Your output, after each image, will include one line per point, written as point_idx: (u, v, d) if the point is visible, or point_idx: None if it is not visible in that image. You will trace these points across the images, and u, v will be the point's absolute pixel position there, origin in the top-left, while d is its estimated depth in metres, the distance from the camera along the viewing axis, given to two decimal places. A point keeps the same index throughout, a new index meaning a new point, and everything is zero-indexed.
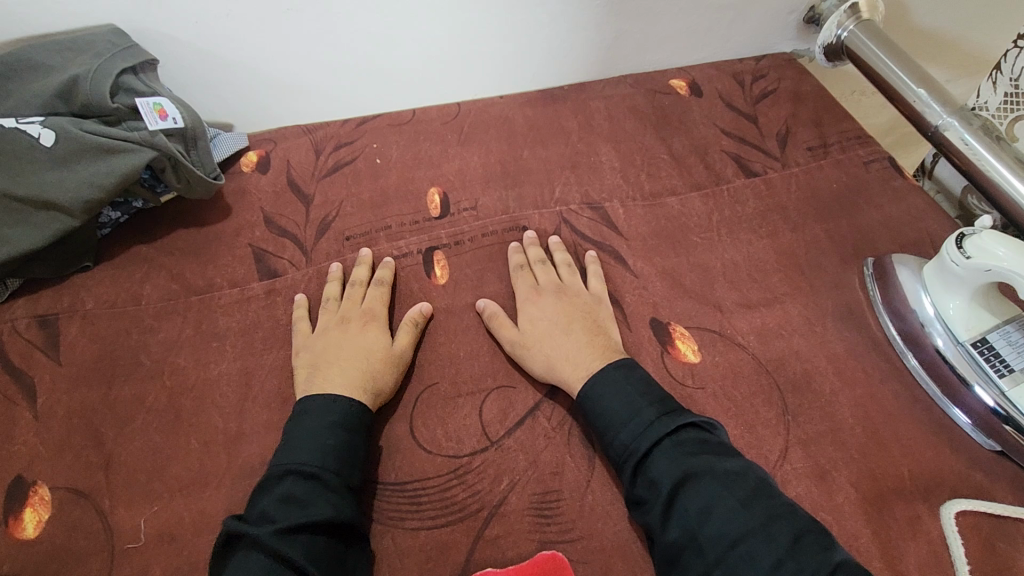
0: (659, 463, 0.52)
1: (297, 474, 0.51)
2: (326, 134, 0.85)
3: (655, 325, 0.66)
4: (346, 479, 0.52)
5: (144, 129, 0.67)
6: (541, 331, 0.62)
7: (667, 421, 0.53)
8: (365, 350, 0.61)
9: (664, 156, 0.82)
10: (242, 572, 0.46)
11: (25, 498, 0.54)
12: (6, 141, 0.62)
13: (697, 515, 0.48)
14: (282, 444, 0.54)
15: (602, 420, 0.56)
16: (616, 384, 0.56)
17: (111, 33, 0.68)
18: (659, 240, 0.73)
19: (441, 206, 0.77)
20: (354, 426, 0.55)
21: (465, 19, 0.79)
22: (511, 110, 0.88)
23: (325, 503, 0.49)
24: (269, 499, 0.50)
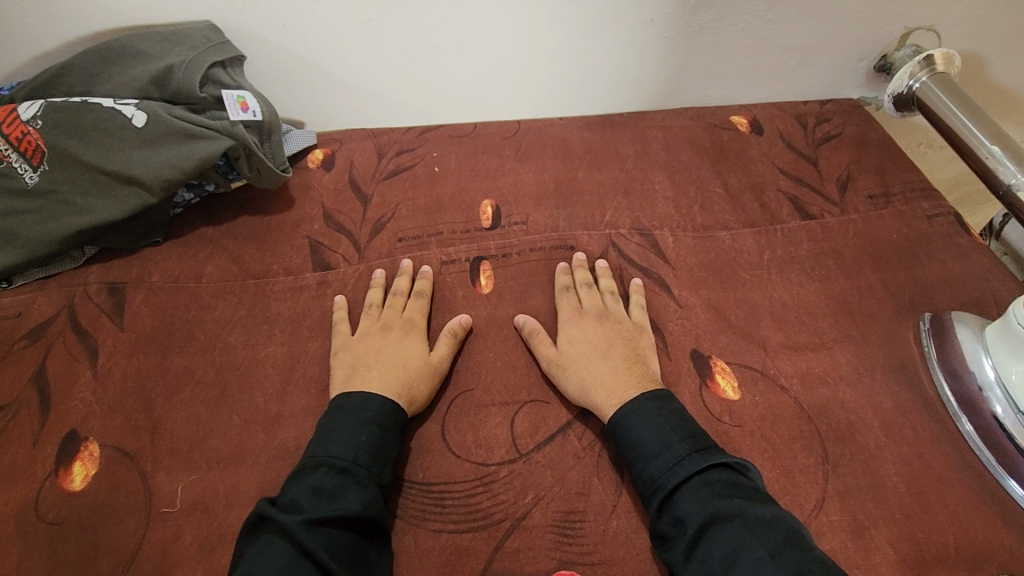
0: (687, 502, 0.51)
1: (330, 467, 0.52)
2: (390, 139, 0.88)
3: (695, 357, 0.65)
4: (376, 475, 0.53)
5: (225, 120, 0.71)
6: (580, 353, 0.63)
7: (700, 459, 0.53)
8: (404, 356, 0.62)
9: (718, 191, 0.81)
10: (266, 556, 0.47)
11: (76, 452, 0.57)
12: (104, 119, 0.68)
13: (725, 559, 0.47)
14: (318, 436, 0.55)
15: (630, 452, 0.55)
16: (650, 417, 0.56)
17: (208, 29, 0.73)
18: (707, 273, 0.72)
19: (493, 218, 0.78)
20: (388, 424, 0.56)
21: (535, 41, 0.82)
22: (570, 132, 0.89)
23: (350, 499, 0.50)
24: (301, 488, 0.51)
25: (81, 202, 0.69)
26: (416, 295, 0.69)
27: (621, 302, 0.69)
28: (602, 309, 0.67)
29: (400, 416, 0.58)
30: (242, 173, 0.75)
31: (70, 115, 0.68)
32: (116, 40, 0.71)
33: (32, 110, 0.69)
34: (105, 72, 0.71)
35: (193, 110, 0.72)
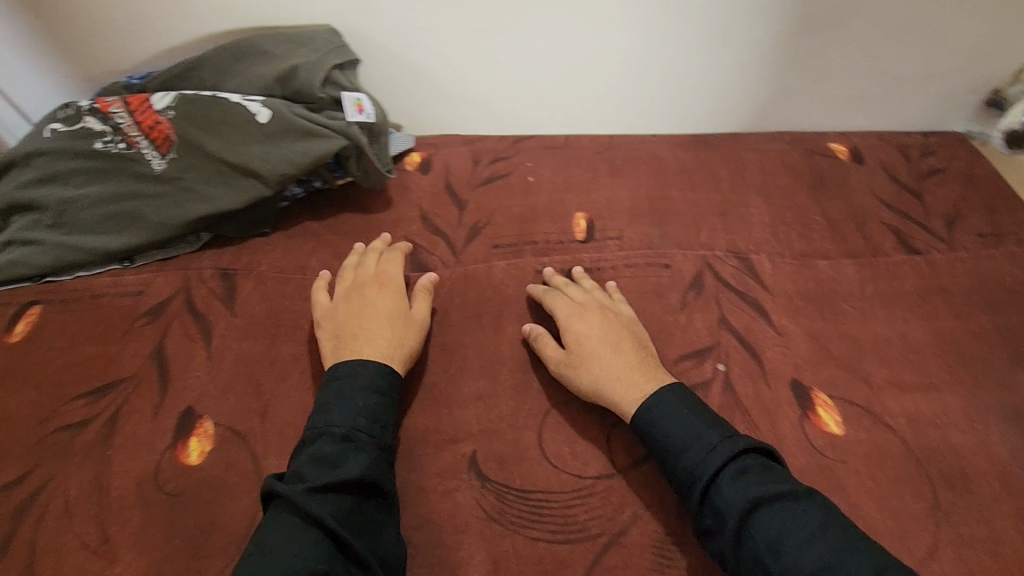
0: (726, 491, 0.50)
1: (329, 435, 0.54)
2: (484, 146, 0.89)
3: (796, 388, 0.64)
4: (376, 438, 0.55)
5: (340, 120, 0.74)
6: (587, 349, 0.62)
7: (731, 445, 0.52)
8: (388, 317, 0.64)
9: (818, 218, 0.80)
10: (280, 526, 0.48)
11: (192, 428, 0.60)
12: (230, 114, 0.72)
13: (768, 548, 0.47)
14: (316, 408, 0.57)
15: (659, 447, 0.55)
16: (674, 406, 0.56)
17: (330, 33, 0.77)
18: (807, 302, 0.71)
19: (587, 231, 0.78)
20: (382, 388, 0.58)
21: (634, 58, 0.84)
22: (663, 149, 0.89)
23: (348, 465, 0.52)
24: (303, 459, 0.53)
25: (202, 191, 0.72)
26: (386, 260, 0.72)
27: (607, 296, 0.69)
28: (599, 304, 0.67)
29: (393, 376, 0.60)
30: (349, 171, 0.78)
31: (201, 109, 0.72)
32: (246, 39, 0.75)
33: (166, 100, 0.73)
34: (234, 69, 0.75)
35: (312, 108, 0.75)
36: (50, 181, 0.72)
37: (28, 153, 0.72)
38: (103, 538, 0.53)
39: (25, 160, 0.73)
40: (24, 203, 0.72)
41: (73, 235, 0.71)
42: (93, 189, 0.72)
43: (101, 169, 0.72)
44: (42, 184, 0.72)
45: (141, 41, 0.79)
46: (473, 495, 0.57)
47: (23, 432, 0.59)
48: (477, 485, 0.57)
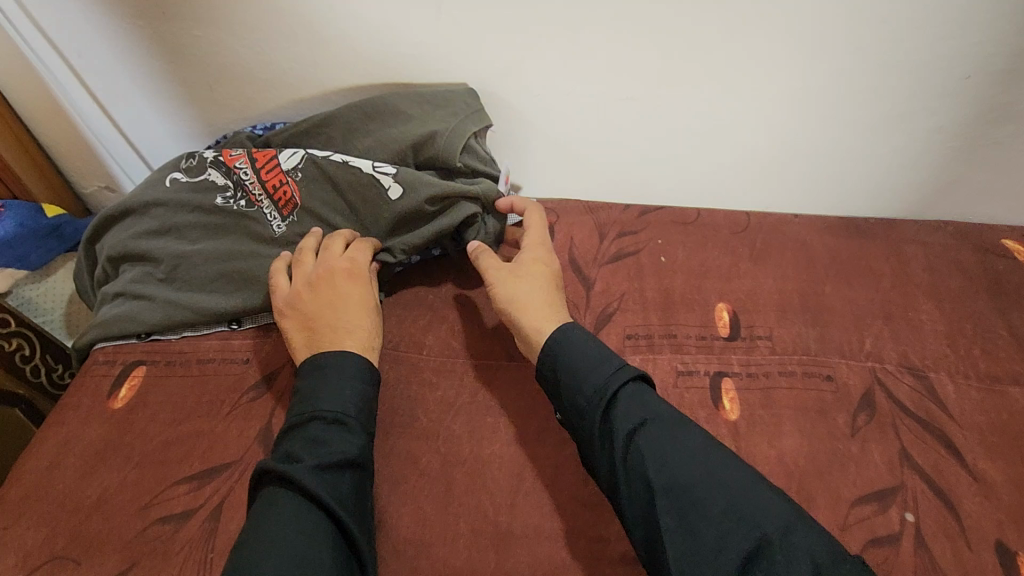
0: (624, 408, 0.51)
1: (320, 419, 0.51)
2: (610, 216, 0.82)
3: (1004, 553, 0.54)
4: (367, 423, 0.53)
5: (479, 185, 0.68)
6: (528, 272, 0.63)
7: (631, 370, 0.53)
8: (359, 307, 0.60)
9: (1002, 332, 0.69)
10: (276, 514, 0.45)
11: None
12: (361, 183, 0.67)
13: (655, 462, 0.47)
14: (298, 390, 0.54)
15: (568, 369, 0.54)
16: (583, 340, 0.56)
17: (467, 96, 0.72)
18: (1004, 440, 0.61)
19: (731, 325, 0.70)
20: (371, 376, 0.56)
21: (788, 133, 0.76)
22: (810, 234, 0.80)
23: (342, 445, 0.50)
24: (292, 442, 0.50)
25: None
26: (353, 244, 0.65)
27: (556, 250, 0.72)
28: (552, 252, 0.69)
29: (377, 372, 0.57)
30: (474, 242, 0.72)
31: (331, 178, 0.68)
32: (380, 101, 0.70)
33: (294, 160, 0.69)
34: (365, 129, 0.70)
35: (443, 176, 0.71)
36: (166, 233, 0.68)
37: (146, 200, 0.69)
38: None
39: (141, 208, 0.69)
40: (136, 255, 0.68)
41: (182, 293, 0.66)
42: (208, 245, 0.68)
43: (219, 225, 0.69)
44: (156, 235, 0.68)
45: (267, 87, 0.76)
46: None
47: (121, 520, 0.54)
48: None
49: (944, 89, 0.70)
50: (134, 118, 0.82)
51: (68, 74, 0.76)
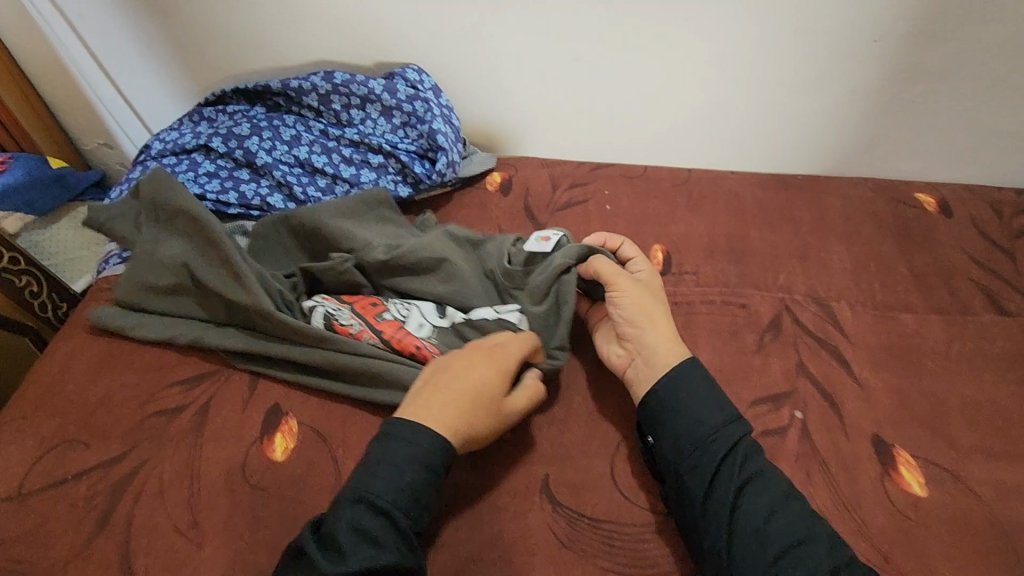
0: (743, 460, 0.54)
1: (369, 505, 0.49)
2: (564, 171, 0.90)
3: (877, 445, 0.62)
4: (414, 522, 0.49)
5: (554, 263, 0.66)
6: (656, 299, 0.65)
7: (744, 424, 0.56)
8: (478, 391, 0.55)
9: (904, 271, 0.78)
10: None
11: (278, 425, 0.62)
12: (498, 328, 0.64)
13: (763, 514, 0.51)
14: (359, 468, 0.51)
15: (687, 400, 0.57)
16: (699, 386, 0.58)
17: (416, 71, 0.82)
18: (890, 356, 0.70)
19: (664, 263, 0.79)
20: (439, 464, 0.51)
21: (721, 92, 0.84)
22: (742, 188, 0.88)
23: (387, 547, 0.47)
24: (340, 526, 0.48)
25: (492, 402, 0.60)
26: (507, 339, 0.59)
27: None
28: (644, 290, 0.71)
29: (450, 456, 0.52)
30: (436, 166, 0.80)
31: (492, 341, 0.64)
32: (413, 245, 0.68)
33: (425, 330, 0.65)
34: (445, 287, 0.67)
35: (409, 109, 0.80)
36: (230, 270, 0.65)
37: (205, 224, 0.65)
38: (192, 523, 0.56)
39: (212, 233, 0.65)
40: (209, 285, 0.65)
41: (221, 337, 0.66)
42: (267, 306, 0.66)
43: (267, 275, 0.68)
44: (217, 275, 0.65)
45: (248, 48, 0.85)
46: (545, 519, 0.57)
47: (122, 413, 0.63)
48: (548, 508, 0.57)
49: (858, 53, 0.78)
50: (132, 77, 0.90)
51: (70, 33, 0.85)
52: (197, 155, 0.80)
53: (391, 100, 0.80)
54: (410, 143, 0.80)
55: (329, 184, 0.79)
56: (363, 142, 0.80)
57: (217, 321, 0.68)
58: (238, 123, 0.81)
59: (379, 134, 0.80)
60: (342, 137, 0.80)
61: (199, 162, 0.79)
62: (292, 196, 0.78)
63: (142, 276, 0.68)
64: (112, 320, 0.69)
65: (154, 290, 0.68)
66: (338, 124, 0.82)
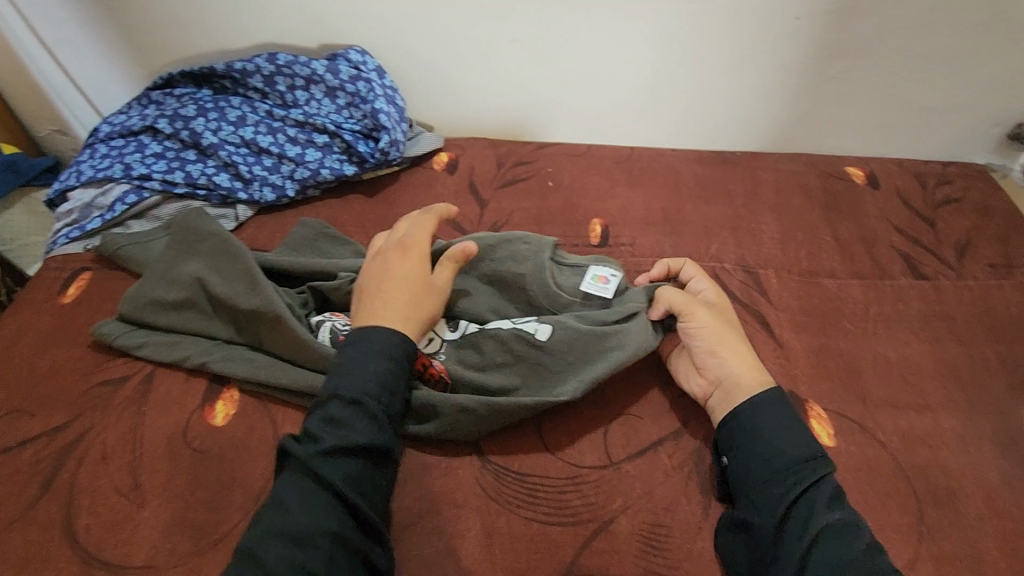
0: (815, 498, 0.53)
1: (339, 397, 0.52)
2: (509, 150, 0.92)
3: (792, 400, 0.65)
4: (385, 407, 0.53)
5: (630, 303, 0.66)
6: (733, 328, 0.65)
7: (825, 462, 0.55)
8: (401, 279, 0.60)
9: (829, 239, 0.82)
10: (286, 488, 0.49)
11: (219, 393, 0.64)
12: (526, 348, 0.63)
13: (833, 556, 0.49)
14: (341, 365, 0.55)
15: (768, 430, 0.57)
16: (782, 423, 0.57)
17: (359, 52, 0.84)
18: (810, 318, 0.73)
19: (601, 236, 0.82)
20: (399, 357, 0.56)
21: (657, 70, 0.87)
22: (681, 163, 0.91)
23: (358, 429, 0.51)
24: (315, 418, 0.52)
25: (469, 412, 0.60)
26: (414, 224, 0.66)
27: None
28: None
29: (410, 347, 0.57)
30: (380, 145, 0.82)
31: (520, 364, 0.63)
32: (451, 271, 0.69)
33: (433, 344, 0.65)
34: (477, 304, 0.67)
35: (353, 89, 0.82)
36: (243, 284, 0.67)
37: (228, 243, 0.70)
38: (134, 485, 0.58)
39: (230, 250, 0.69)
40: (219, 297, 0.67)
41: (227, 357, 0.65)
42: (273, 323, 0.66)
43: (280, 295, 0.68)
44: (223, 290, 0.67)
45: (196, 32, 0.86)
46: (473, 474, 0.60)
47: (67, 385, 0.65)
48: (478, 464, 0.60)
49: (782, 30, 0.81)
50: (81, 63, 0.91)
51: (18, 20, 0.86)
52: (144, 137, 0.82)
53: (334, 80, 0.82)
54: (355, 123, 0.83)
55: (276, 164, 0.82)
56: (308, 122, 0.82)
57: (226, 341, 0.67)
58: (185, 105, 0.82)
59: (324, 114, 0.83)
60: (287, 117, 0.82)
61: (146, 144, 0.81)
62: (239, 175, 0.80)
63: (149, 293, 0.68)
64: (117, 336, 0.67)
65: (164, 306, 0.68)
66: (283, 106, 0.84)
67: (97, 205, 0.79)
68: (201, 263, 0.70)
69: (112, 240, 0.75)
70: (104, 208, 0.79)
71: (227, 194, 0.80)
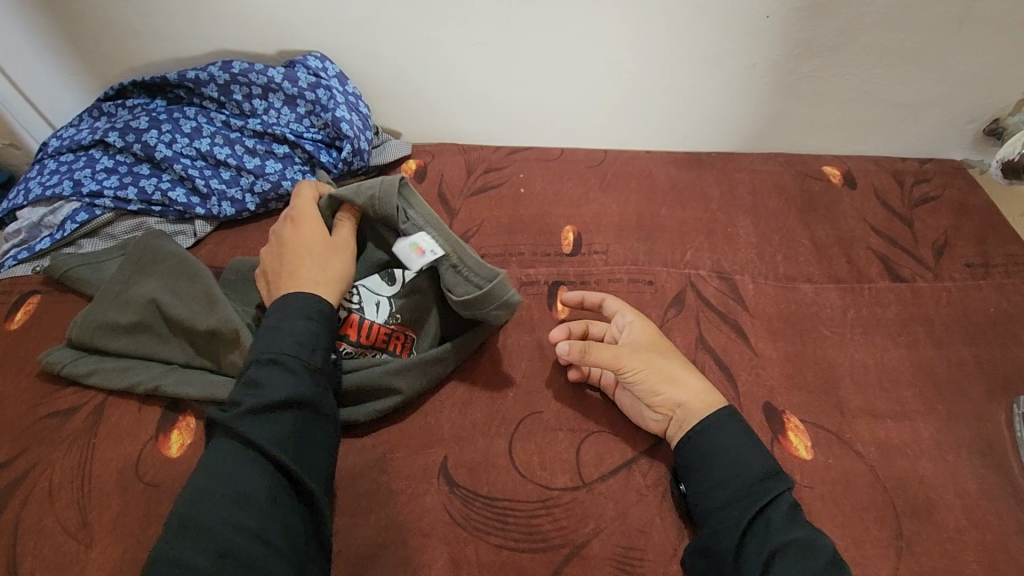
0: (773, 519, 0.51)
1: (257, 360, 0.51)
2: (479, 156, 0.89)
3: (768, 411, 0.64)
4: (305, 362, 0.52)
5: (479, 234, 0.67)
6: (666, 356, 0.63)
7: (783, 479, 0.54)
8: (304, 252, 0.59)
9: (805, 242, 0.80)
10: (215, 455, 0.47)
11: (174, 422, 0.61)
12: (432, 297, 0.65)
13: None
14: (259, 332, 0.54)
15: (728, 450, 0.56)
16: (737, 440, 0.56)
17: (318, 58, 0.81)
18: (787, 325, 0.72)
19: (574, 244, 0.80)
20: (318, 316, 0.55)
21: (628, 69, 0.84)
22: (657, 166, 0.89)
23: (278, 386, 0.50)
24: (237, 385, 0.51)
25: (408, 369, 0.62)
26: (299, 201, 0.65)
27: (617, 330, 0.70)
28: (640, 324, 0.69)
29: (326, 304, 0.56)
30: (343, 155, 0.79)
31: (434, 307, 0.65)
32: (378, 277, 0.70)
33: (383, 312, 0.65)
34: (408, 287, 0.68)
35: (313, 97, 0.79)
36: (201, 308, 0.64)
37: (188, 264, 0.67)
38: (81, 524, 0.55)
39: (190, 272, 0.67)
40: (175, 320, 0.63)
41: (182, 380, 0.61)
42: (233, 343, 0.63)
43: (242, 315, 0.65)
44: (180, 308, 0.64)
45: (147, 41, 0.83)
46: (440, 499, 0.57)
47: (15, 416, 0.62)
48: (445, 489, 0.58)
49: (753, 28, 0.79)
50: (28, 73, 0.87)
51: None
52: (95, 151, 0.78)
53: (293, 88, 0.79)
54: (316, 132, 0.80)
55: (234, 176, 0.79)
56: (267, 132, 0.79)
57: (182, 365, 0.64)
58: (137, 116, 0.79)
59: (283, 123, 0.79)
60: (245, 127, 0.79)
61: (97, 158, 0.78)
62: (196, 189, 0.77)
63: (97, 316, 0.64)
64: (65, 363, 0.63)
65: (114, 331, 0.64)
66: (241, 116, 0.80)
67: (46, 224, 0.75)
68: (156, 285, 0.66)
69: (62, 261, 0.71)
70: (54, 227, 0.75)
71: (183, 209, 0.77)
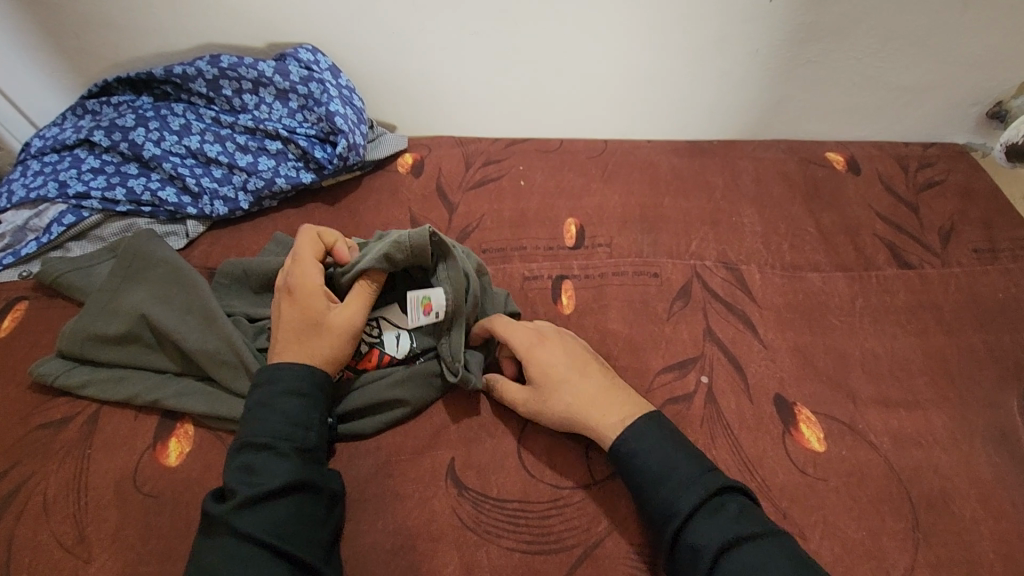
0: (703, 523, 0.48)
1: (251, 445, 0.50)
2: (477, 148, 0.87)
3: (779, 403, 0.63)
4: (299, 443, 0.52)
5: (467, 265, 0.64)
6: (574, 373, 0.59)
7: (711, 476, 0.51)
8: (296, 328, 0.56)
9: (811, 230, 0.79)
10: (213, 554, 0.45)
11: (172, 429, 0.59)
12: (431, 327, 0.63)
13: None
14: (247, 414, 0.53)
15: (654, 451, 0.52)
16: (655, 440, 0.53)
17: (309, 51, 0.79)
18: (795, 314, 0.70)
19: (577, 236, 0.78)
20: (307, 392, 0.54)
21: (628, 57, 0.82)
22: (659, 155, 0.88)
23: (276, 473, 0.49)
24: (230, 474, 0.49)
25: (411, 379, 0.61)
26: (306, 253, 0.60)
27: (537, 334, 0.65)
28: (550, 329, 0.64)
29: (319, 375, 0.55)
30: (338, 150, 0.77)
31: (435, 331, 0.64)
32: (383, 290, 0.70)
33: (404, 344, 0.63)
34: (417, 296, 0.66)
35: (305, 91, 0.76)
36: (198, 314, 0.62)
37: (180, 270, 0.65)
38: (79, 538, 0.53)
39: (182, 278, 0.64)
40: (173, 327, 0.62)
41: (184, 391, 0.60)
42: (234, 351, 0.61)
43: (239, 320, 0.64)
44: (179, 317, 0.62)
45: (128, 35, 0.80)
46: (449, 502, 0.56)
47: (6, 428, 0.60)
48: (454, 492, 0.57)
49: (755, 13, 0.77)
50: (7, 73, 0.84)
51: None
52: (80, 151, 0.75)
53: (284, 82, 0.76)
54: (309, 127, 0.78)
55: (226, 174, 0.76)
56: (258, 128, 0.76)
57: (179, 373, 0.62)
58: (123, 114, 0.76)
59: (276, 119, 0.77)
60: (235, 124, 0.77)
61: (83, 158, 0.75)
62: (186, 188, 0.75)
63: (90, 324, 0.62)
64: (59, 374, 0.61)
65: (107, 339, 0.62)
66: (231, 111, 0.78)
67: (32, 227, 0.73)
68: (149, 291, 0.64)
69: (51, 265, 0.69)
70: (40, 230, 0.73)
71: (174, 209, 0.75)
